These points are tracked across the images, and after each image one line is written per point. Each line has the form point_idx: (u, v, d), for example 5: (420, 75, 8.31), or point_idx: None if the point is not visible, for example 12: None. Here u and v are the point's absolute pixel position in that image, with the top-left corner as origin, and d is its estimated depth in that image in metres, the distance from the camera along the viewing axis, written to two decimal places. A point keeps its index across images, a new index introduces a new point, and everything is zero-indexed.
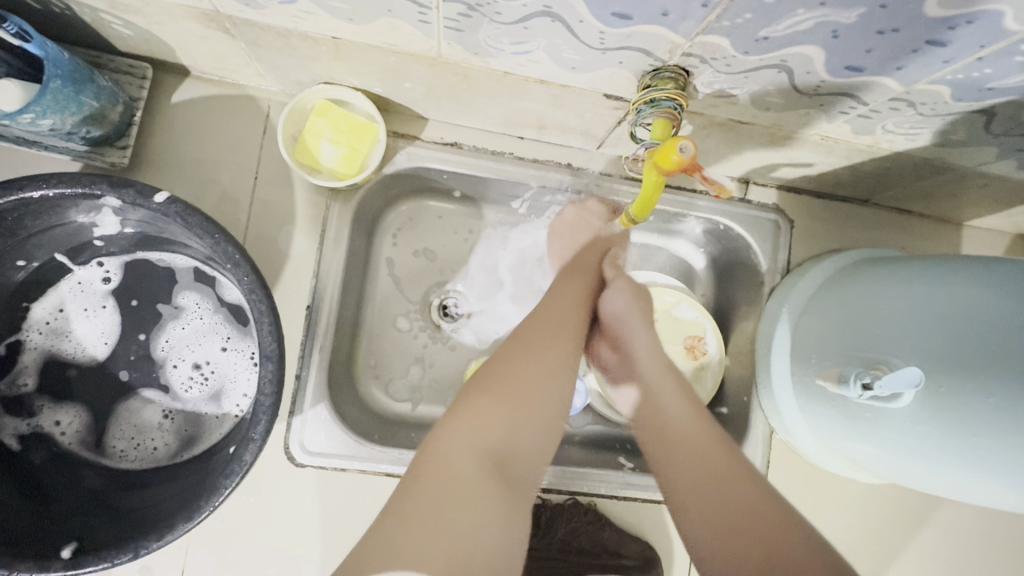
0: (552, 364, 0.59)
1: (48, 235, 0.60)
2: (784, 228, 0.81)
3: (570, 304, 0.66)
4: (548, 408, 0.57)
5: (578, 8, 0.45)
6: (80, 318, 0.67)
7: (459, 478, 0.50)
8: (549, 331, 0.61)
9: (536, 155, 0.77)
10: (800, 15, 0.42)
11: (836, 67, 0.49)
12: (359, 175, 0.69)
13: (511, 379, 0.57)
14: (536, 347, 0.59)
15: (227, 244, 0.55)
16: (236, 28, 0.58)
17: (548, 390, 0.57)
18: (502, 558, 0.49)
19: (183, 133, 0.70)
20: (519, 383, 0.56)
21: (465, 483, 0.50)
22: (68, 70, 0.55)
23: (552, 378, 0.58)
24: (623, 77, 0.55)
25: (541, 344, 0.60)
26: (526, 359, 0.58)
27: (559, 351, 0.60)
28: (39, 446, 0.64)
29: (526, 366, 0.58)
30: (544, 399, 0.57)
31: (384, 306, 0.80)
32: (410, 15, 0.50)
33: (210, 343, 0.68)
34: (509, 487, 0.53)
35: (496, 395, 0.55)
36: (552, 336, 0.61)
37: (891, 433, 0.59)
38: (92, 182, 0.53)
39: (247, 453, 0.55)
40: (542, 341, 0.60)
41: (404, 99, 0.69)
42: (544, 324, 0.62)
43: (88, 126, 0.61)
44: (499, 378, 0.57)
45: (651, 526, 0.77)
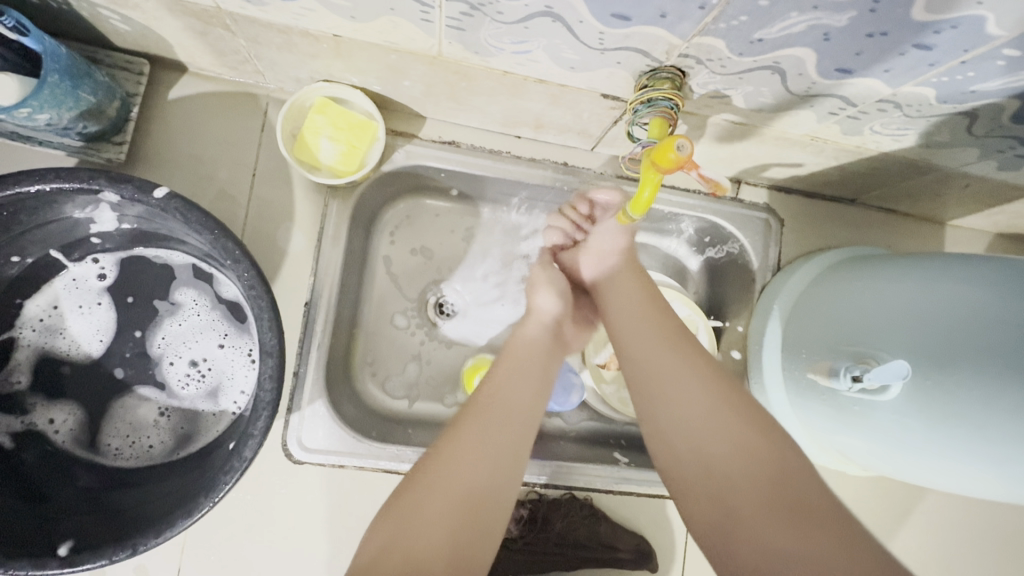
0: (473, 458, 0.53)
1: (43, 230, 0.60)
2: (775, 228, 0.82)
3: (508, 375, 0.60)
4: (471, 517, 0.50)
5: (579, 9, 0.46)
6: (75, 315, 0.66)
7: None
8: (473, 419, 0.56)
9: (533, 154, 0.78)
10: (793, 18, 0.44)
11: (826, 70, 0.51)
12: (357, 173, 0.70)
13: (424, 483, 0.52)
14: (452, 441, 0.54)
15: (226, 240, 0.55)
16: (236, 24, 0.58)
17: (470, 489, 0.51)
18: None
19: (180, 130, 0.70)
20: (432, 483, 0.51)
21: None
22: (66, 65, 0.55)
23: (480, 471, 0.52)
24: (620, 77, 0.57)
25: (460, 440, 0.54)
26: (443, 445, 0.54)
27: (483, 442, 0.54)
28: (32, 444, 0.64)
29: (440, 462, 0.53)
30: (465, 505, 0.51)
31: (381, 304, 0.80)
32: (412, 14, 0.51)
33: (208, 339, 0.68)
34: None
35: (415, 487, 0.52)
36: (480, 422, 0.55)
37: (880, 426, 0.61)
38: (90, 177, 0.53)
39: (246, 449, 0.55)
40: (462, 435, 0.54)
41: (402, 97, 0.70)
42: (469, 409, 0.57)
43: (84, 121, 0.60)
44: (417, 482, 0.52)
45: (647, 520, 0.78)
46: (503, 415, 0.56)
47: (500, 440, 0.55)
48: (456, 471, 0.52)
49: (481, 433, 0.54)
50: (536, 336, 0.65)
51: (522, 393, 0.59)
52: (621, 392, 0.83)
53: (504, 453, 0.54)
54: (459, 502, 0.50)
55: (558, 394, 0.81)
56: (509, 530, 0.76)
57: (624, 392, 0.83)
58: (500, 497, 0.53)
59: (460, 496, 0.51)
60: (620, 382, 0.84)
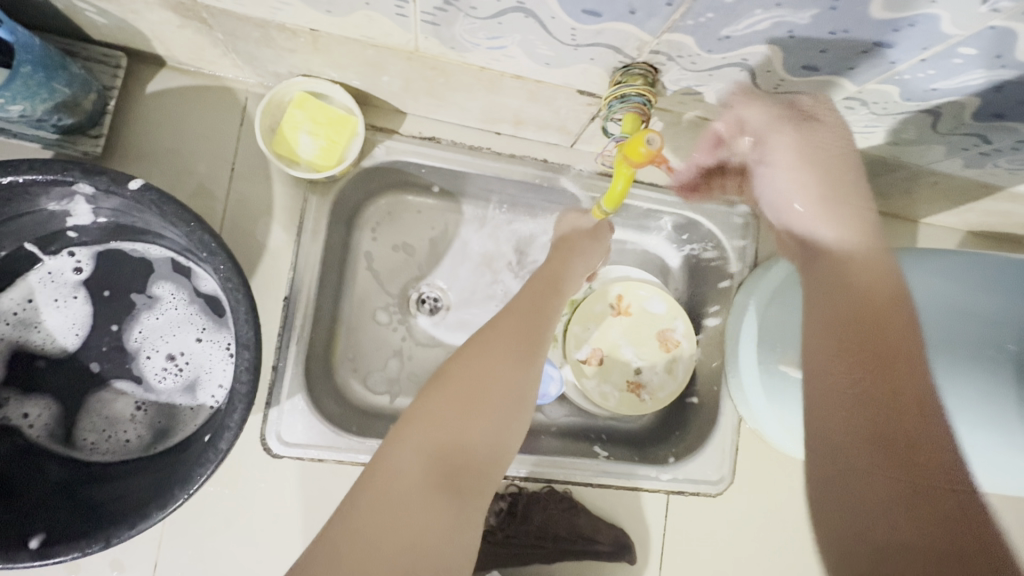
0: (509, 362, 0.57)
1: (17, 223, 0.59)
2: (752, 224, 0.84)
3: (532, 304, 0.63)
4: (506, 419, 0.55)
5: (550, 4, 0.47)
6: (50, 308, 0.66)
7: (412, 488, 0.50)
8: (509, 331, 0.59)
9: (513, 150, 0.79)
10: (758, 16, 0.45)
11: (793, 67, 0.52)
12: (337, 167, 0.70)
13: (461, 381, 0.55)
14: (490, 347, 0.58)
15: (202, 233, 0.55)
16: (214, 18, 0.58)
17: (506, 391, 0.56)
18: (460, 535, 0.51)
19: (158, 124, 0.70)
20: (472, 395, 0.54)
21: (422, 495, 0.50)
22: (39, 56, 0.55)
23: (518, 377, 0.57)
24: (594, 74, 0.58)
25: (499, 351, 0.58)
26: (477, 359, 0.57)
27: (520, 353, 0.58)
28: (6, 438, 0.63)
29: (476, 375, 0.56)
30: (503, 406, 0.55)
31: (362, 299, 0.81)
32: (387, 9, 0.51)
33: (185, 333, 0.67)
34: (465, 496, 0.52)
35: (445, 395, 0.55)
36: (514, 335, 0.59)
37: None
38: (64, 169, 0.53)
39: (222, 441, 0.55)
40: (499, 343, 0.58)
41: (382, 93, 0.70)
42: (499, 323, 0.61)
43: (59, 114, 0.60)
44: (454, 381, 0.55)
45: (626, 512, 0.79)
46: (530, 341, 0.60)
47: (526, 365, 0.58)
48: (494, 373, 0.56)
49: (512, 343, 0.59)
50: (559, 264, 0.68)
51: (546, 316, 0.63)
52: (601, 387, 0.85)
53: (533, 366, 0.58)
54: (497, 401, 0.55)
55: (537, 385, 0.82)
56: (488, 522, 0.77)
57: (605, 387, 0.85)
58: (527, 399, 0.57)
59: (500, 396, 0.55)
60: (601, 377, 0.85)
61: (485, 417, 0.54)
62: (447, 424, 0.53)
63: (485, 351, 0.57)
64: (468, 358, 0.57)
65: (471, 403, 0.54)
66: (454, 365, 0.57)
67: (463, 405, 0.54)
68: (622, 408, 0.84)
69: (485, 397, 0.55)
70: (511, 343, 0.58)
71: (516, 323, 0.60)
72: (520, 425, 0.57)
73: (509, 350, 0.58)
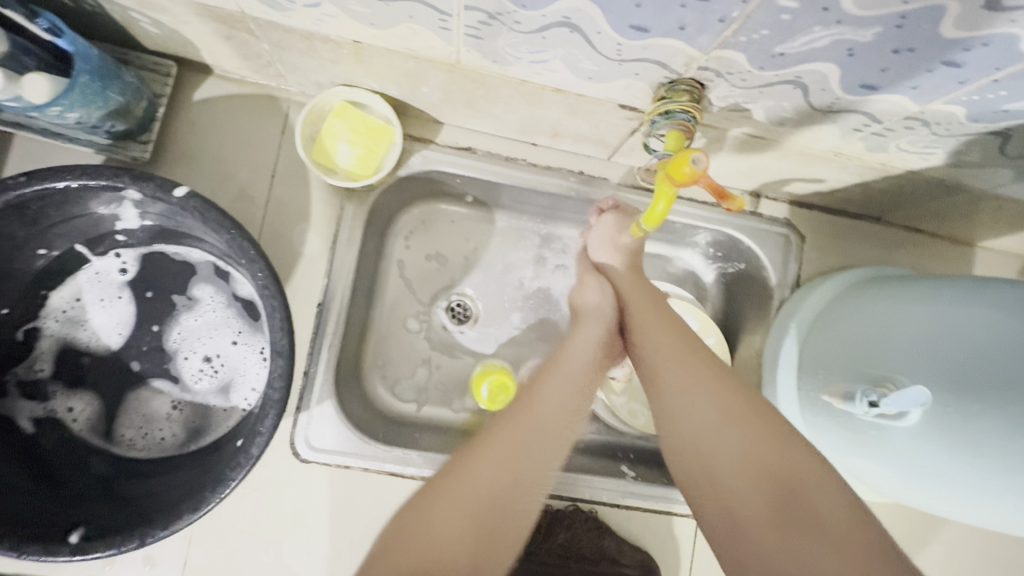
0: (501, 470, 0.53)
1: (69, 225, 0.62)
2: (794, 243, 0.81)
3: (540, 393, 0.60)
4: (493, 525, 0.51)
5: (596, 19, 0.46)
6: (96, 307, 0.68)
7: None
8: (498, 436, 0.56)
9: (549, 162, 0.78)
10: (816, 33, 0.43)
11: (851, 85, 0.49)
12: (374, 176, 0.70)
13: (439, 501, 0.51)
14: (489, 450, 0.54)
15: (242, 240, 0.56)
16: (260, 29, 0.59)
17: (497, 497, 0.52)
18: None
19: (203, 130, 0.71)
20: (446, 507, 0.50)
21: None
22: (95, 66, 0.57)
23: (512, 478, 0.53)
24: (638, 89, 0.56)
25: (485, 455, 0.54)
26: (459, 471, 0.53)
27: (514, 451, 0.55)
28: (51, 431, 0.65)
29: (456, 485, 0.52)
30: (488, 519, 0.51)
31: (393, 307, 0.81)
32: (431, 22, 0.51)
33: (222, 336, 0.69)
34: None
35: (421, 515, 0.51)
36: (513, 438, 0.55)
37: (895, 452, 0.60)
38: (115, 175, 0.55)
39: (254, 447, 0.56)
40: (496, 445, 0.55)
41: (420, 103, 0.70)
42: (500, 423, 0.57)
43: (112, 121, 0.62)
44: (444, 487, 0.52)
45: (653, 537, 0.76)
46: (530, 440, 0.56)
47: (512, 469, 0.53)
48: (486, 477, 0.52)
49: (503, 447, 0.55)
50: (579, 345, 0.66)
51: (548, 410, 0.58)
52: (630, 404, 0.83)
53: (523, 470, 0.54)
54: (477, 514, 0.51)
55: None
56: None
57: (634, 404, 0.83)
58: (515, 512, 0.52)
59: (473, 514, 0.50)
60: (631, 395, 0.84)
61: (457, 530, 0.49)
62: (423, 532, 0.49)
63: (479, 455, 0.54)
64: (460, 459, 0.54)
65: (440, 518, 0.50)
66: (448, 469, 0.54)
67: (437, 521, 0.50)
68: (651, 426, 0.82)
69: (469, 504, 0.51)
70: (498, 447, 0.54)
71: (516, 422, 0.57)
72: (509, 534, 0.51)
73: (502, 451, 0.54)
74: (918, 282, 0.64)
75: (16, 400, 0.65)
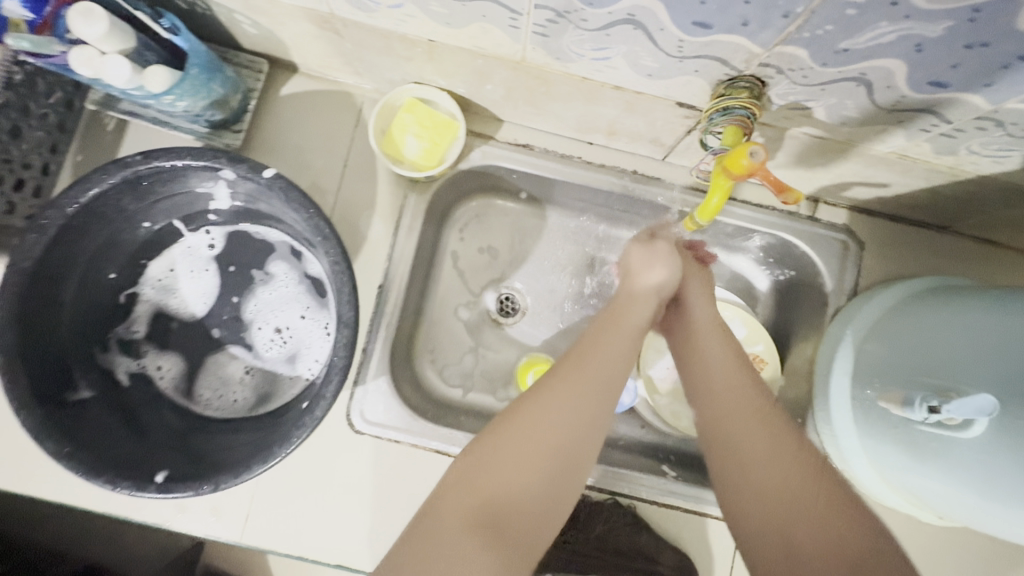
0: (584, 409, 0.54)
1: (171, 201, 0.69)
2: (853, 250, 0.79)
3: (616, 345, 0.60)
4: (570, 463, 0.53)
5: (660, 16, 0.48)
6: (186, 277, 0.75)
7: (452, 530, 0.48)
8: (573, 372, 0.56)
9: (604, 160, 0.80)
10: (882, 28, 0.43)
11: (918, 82, 0.49)
12: (437, 167, 0.75)
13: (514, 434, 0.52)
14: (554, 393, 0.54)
15: (319, 219, 0.62)
16: (346, 29, 0.65)
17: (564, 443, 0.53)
18: None
19: (285, 123, 0.78)
20: (523, 432, 0.52)
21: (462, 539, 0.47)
22: (205, 61, 0.64)
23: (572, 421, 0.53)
24: (697, 86, 0.58)
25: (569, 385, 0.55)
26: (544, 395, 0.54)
27: (602, 387, 0.56)
28: (141, 386, 0.72)
29: (538, 407, 0.53)
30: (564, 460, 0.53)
31: (446, 295, 0.85)
32: (502, 21, 0.55)
33: (292, 310, 0.75)
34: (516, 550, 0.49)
35: (498, 437, 0.53)
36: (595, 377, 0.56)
37: (951, 466, 0.57)
38: (214, 156, 0.62)
39: (318, 409, 0.60)
40: (587, 381, 0.55)
41: (484, 100, 0.75)
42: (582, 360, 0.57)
43: (212, 110, 0.70)
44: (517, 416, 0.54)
45: (692, 539, 0.74)
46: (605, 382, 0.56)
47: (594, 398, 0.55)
48: (556, 420, 0.53)
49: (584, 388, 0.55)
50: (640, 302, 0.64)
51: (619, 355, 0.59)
52: (673, 406, 0.83)
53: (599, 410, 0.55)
54: (555, 455, 0.52)
55: None
56: None
57: (677, 406, 0.84)
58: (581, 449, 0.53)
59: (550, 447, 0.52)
60: (674, 396, 0.84)
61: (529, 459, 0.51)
62: (492, 459, 0.51)
63: (566, 387, 0.55)
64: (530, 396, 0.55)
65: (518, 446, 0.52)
66: (530, 395, 0.55)
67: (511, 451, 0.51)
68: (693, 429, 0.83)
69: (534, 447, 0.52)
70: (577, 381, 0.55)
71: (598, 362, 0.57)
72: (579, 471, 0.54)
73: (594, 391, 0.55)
74: (993, 290, 0.61)
75: (115, 355, 0.72)
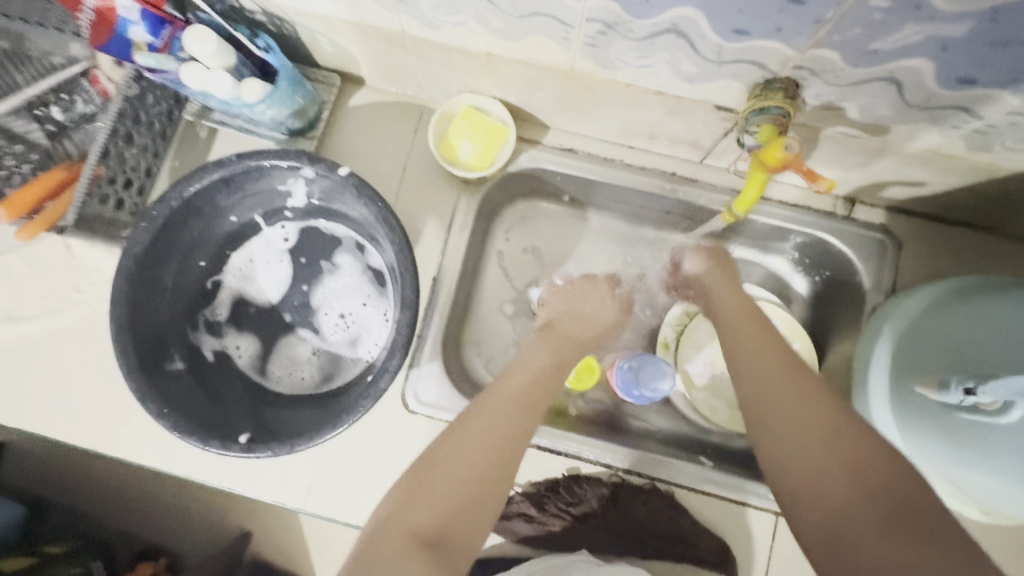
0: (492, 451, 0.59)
1: (255, 198, 0.78)
2: (892, 250, 0.81)
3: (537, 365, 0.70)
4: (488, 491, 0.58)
5: (701, 25, 0.53)
6: (263, 267, 0.83)
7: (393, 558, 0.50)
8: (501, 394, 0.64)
9: (643, 164, 0.85)
10: (909, 30, 0.47)
11: (947, 81, 0.53)
12: (489, 169, 0.82)
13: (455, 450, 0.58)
14: (484, 412, 0.62)
15: (387, 213, 0.69)
16: (414, 46, 0.73)
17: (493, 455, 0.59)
18: None
19: (352, 131, 0.86)
20: (458, 447, 0.59)
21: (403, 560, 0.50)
22: (292, 75, 0.74)
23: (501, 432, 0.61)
24: (734, 89, 0.62)
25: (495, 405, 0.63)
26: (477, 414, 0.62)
27: (521, 405, 0.64)
28: (222, 363, 0.80)
29: (472, 426, 0.60)
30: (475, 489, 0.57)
31: (492, 290, 0.91)
32: (556, 34, 0.62)
33: (355, 298, 0.82)
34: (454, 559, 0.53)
35: (442, 454, 0.58)
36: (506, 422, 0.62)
37: (997, 452, 0.60)
38: (297, 157, 0.71)
39: (382, 381, 0.66)
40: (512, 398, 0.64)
41: (533, 108, 0.81)
42: (489, 399, 0.64)
43: (292, 119, 0.79)
44: (452, 439, 0.59)
45: (729, 528, 0.76)
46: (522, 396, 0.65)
47: (523, 411, 0.64)
48: (485, 434, 0.60)
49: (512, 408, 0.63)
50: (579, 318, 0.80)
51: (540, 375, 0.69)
52: (711, 401, 0.87)
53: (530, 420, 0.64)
54: (482, 476, 0.57)
55: (648, 381, 0.81)
56: (589, 506, 0.79)
57: (715, 401, 0.87)
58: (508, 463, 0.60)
59: (478, 462, 0.58)
60: (712, 391, 0.88)
61: (459, 473, 0.57)
62: (431, 477, 0.56)
63: (483, 416, 0.62)
64: (467, 416, 0.62)
65: (453, 461, 0.57)
66: (467, 417, 0.62)
67: (445, 469, 0.57)
68: (731, 423, 0.85)
69: (465, 465, 0.57)
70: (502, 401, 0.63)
71: (503, 398, 0.64)
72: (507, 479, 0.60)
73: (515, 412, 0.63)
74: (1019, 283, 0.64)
75: (201, 334, 0.80)
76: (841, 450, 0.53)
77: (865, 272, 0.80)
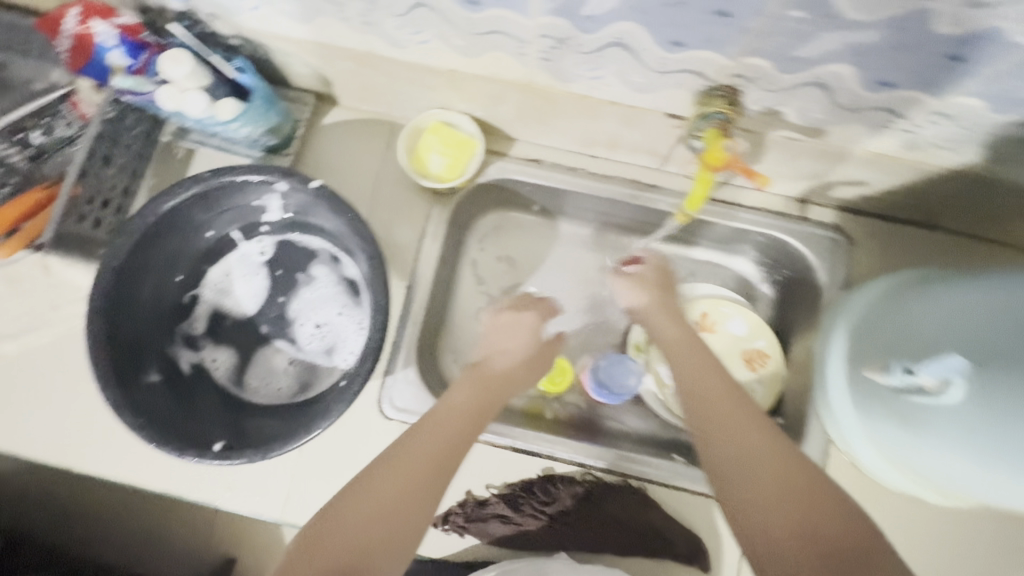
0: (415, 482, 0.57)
1: (231, 213, 0.81)
2: (844, 247, 0.84)
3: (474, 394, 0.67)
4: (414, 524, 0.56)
5: (642, 37, 0.58)
6: (240, 280, 0.85)
7: None
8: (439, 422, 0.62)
9: (607, 172, 0.89)
10: (827, 38, 0.52)
11: (869, 84, 0.57)
12: (458, 179, 0.85)
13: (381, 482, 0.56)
14: (416, 438, 0.60)
15: (358, 223, 0.72)
16: (382, 64, 0.77)
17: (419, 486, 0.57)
18: None
19: (326, 147, 0.90)
20: (384, 478, 0.57)
21: None
22: (266, 94, 0.77)
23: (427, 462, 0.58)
24: (681, 97, 0.67)
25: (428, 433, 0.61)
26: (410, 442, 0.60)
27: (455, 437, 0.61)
28: (199, 374, 0.81)
29: (401, 455, 0.58)
30: (374, 534, 0.53)
31: (467, 298, 0.94)
32: (512, 50, 0.66)
33: (330, 308, 0.84)
34: None
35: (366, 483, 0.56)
36: (413, 453, 0.59)
37: (938, 433, 0.61)
38: (270, 172, 0.73)
39: (355, 384, 0.68)
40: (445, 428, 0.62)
41: (499, 121, 0.85)
42: (422, 428, 0.62)
43: (267, 136, 0.82)
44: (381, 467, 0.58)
45: (701, 521, 0.78)
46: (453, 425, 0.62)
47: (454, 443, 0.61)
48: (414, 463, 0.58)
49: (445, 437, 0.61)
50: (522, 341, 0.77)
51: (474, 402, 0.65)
52: None
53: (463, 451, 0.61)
54: (403, 510, 0.55)
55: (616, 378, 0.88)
56: (563, 504, 0.80)
57: None
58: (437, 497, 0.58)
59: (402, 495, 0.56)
60: None
61: (380, 505, 0.55)
62: (354, 508, 0.55)
63: (411, 447, 0.59)
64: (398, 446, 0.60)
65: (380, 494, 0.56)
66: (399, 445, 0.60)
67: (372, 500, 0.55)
68: None
69: (390, 494, 0.56)
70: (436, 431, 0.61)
71: (436, 428, 0.62)
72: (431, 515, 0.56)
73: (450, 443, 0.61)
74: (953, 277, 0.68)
75: (178, 347, 0.82)
76: (768, 480, 0.53)
77: (820, 268, 0.83)
